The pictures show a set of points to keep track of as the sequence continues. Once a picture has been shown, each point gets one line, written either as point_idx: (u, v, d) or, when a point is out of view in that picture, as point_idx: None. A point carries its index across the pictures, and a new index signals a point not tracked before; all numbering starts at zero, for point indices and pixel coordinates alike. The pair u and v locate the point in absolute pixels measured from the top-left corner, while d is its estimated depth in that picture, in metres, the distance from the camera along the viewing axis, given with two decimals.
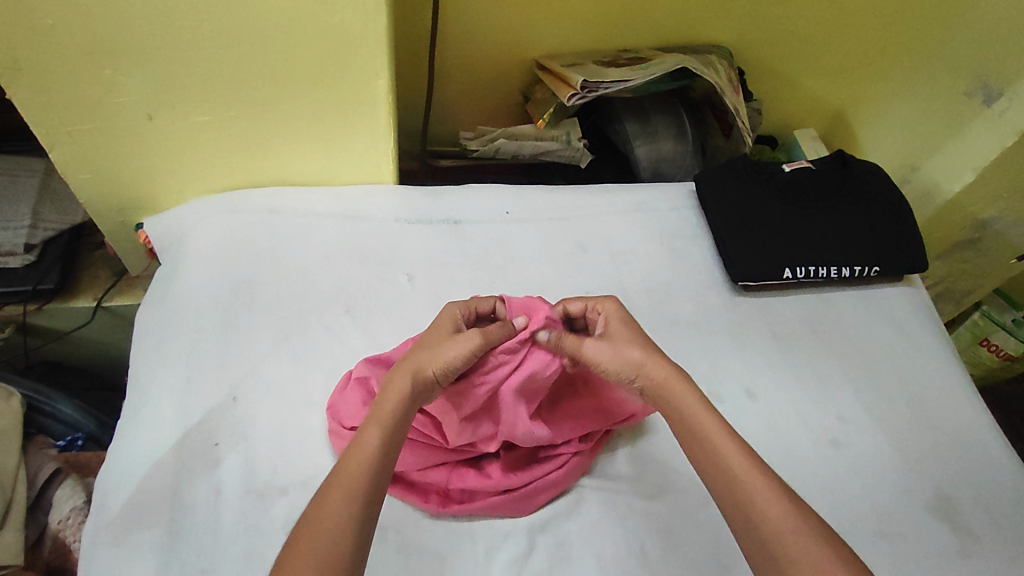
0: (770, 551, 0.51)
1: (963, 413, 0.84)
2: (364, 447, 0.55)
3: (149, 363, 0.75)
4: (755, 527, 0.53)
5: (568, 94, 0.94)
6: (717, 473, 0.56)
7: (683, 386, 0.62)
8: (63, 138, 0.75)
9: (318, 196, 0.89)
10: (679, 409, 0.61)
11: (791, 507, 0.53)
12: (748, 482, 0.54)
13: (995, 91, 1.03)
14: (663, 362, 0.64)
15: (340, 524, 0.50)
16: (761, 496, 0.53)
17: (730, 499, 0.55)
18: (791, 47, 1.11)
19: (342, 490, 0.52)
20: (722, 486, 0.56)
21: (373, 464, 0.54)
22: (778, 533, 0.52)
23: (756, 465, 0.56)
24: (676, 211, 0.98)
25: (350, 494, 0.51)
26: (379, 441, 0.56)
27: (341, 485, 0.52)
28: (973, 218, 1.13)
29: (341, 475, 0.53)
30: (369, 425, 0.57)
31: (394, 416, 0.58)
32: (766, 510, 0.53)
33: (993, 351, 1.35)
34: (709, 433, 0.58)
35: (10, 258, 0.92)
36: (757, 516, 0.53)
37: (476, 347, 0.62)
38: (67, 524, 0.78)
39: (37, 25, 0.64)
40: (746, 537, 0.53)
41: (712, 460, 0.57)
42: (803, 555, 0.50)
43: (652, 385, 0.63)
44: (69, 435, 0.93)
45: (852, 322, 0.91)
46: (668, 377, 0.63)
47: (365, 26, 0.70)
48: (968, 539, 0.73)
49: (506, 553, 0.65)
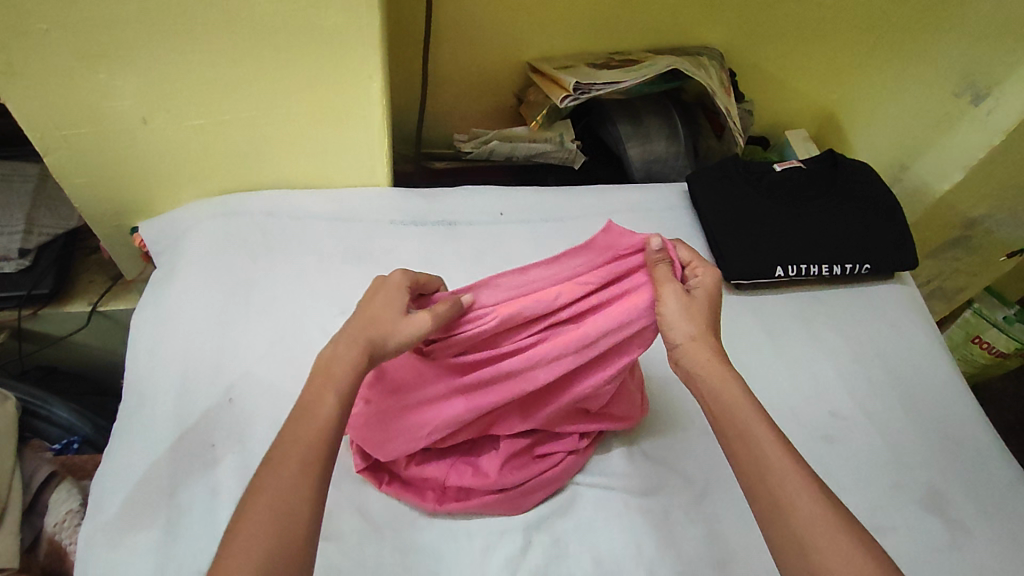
0: (796, 540, 0.47)
1: (955, 409, 0.84)
2: (320, 412, 0.51)
3: (144, 366, 0.74)
4: (785, 518, 0.48)
5: (562, 96, 0.95)
6: (748, 458, 0.52)
7: (726, 372, 0.57)
8: (57, 142, 0.76)
9: (312, 198, 0.89)
10: (716, 391, 0.56)
11: (821, 496, 0.49)
12: (778, 467, 0.50)
13: (983, 89, 1.04)
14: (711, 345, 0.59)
15: (291, 498, 0.46)
16: (794, 483, 0.49)
17: (757, 486, 0.51)
18: (782, 48, 1.13)
19: (297, 463, 0.48)
20: (752, 472, 0.51)
21: (331, 437, 0.50)
22: (808, 525, 0.47)
23: (789, 453, 0.51)
24: (669, 211, 0.99)
25: (305, 466, 0.48)
26: (338, 411, 0.51)
27: (296, 456, 0.48)
28: (963, 217, 1.14)
29: (298, 444, 0.49)
30: (325, 390, 0.52)
31: (352, 380, 0.53)
32: (797, 498, 0.49)
33: (985, 348, 1.36)
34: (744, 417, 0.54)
35: (5, 263, 0.92)
36: (787, 506, 0.48)
37: (428, 325, 0.57)
38: (62, 527, 0.77)
39: (31, 29, 0.64)
40: (772, 527, 0.49)
41: (745, 444, 0.52)
42: (835, 550, 0.46)
43: (689, 363, 0.58)
44: (65, 439, 0.93)
45: (844, 320, 0.92)
46: (710, 360, 0.58)
47: (358, 28, 0.71)
48: (960, 533, 0.74)
49: (502, 550, 0.65)
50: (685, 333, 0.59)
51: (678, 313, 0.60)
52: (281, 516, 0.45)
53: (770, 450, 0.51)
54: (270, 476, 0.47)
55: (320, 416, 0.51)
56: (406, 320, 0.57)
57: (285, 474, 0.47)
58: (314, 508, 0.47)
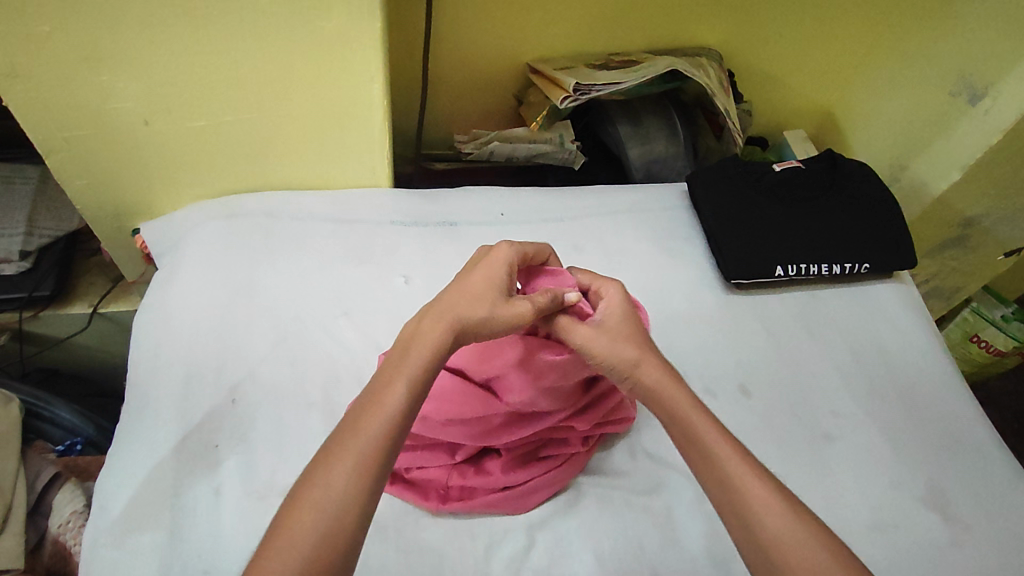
0: (767, 557, 0.49)
1: (954, 407, 0.85)
2: (385, 404, 0.52)
3: (147, 367, 0.74)
4: (751, 531, 0.50)
5: (562, 96, 0.95)
6: (716, 478, 0.53)
7: (679, 391, 0.59)
8: (59, 145, 0.76)
9: (314, 199, 0.89)
10: (673, 409, 0.58)
11: (788, 507, 0.51)
12: (747, 486, 0.52)
13: (980, 89, 1.04)
14: (660, 367, 0.61)
15: (345, 493, 0.47)
16: (763, 499, 0.51)
17: (723, 508, 0.53)
18: (780, 49, 1.13)
19: (353, 458, 0.49)
20: (718, 487, 0.53)
21: (393, 425, 0.51)
22: (777, 544, 0.49)
23: (758, 471, 0.53)
24: (669, 211, 0.99)
25: (363, 461, 0.49)
26: (404, 398, 0.52)
27: (354, 450, 0.49)
28: (960, 216, 1.15)
29: (358, 438, 0.50)
30: (394, 379, 0.53)
31: (423, 365, 0.55)
32: (764, 518, 0.50)
33: (983, 347, 1.37)
34: (710, 436, 0.55)
35: (6, 266, 0.93)
36: (754, 519, 0.50)
37: (524, 318, 0.60)
38: (67, 528, 0.78)
39: (34, 32, 0.64)
40: (742, 538, 0.51)
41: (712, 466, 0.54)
42: (801, 560, 0.48)
43: (644, 388, 0.60)
44: (68, 440, 0.93)
45: (843, 318, 0.92)
46: (661, 381, 0.60)
47: (359, 30, 0.71)
48: (960, 530, 0.74)
49: (505, 550, 0.66)
50: (620, 363, 0.61)
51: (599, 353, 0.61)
52: (333, 511, 0.46)
53: (736, 469, 0.53)
54: (324, 470, 0.48)
55: (386, 403, 0.52)
56: (503, 304, 0.60)
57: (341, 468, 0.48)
58: (365, 505, 0.48)
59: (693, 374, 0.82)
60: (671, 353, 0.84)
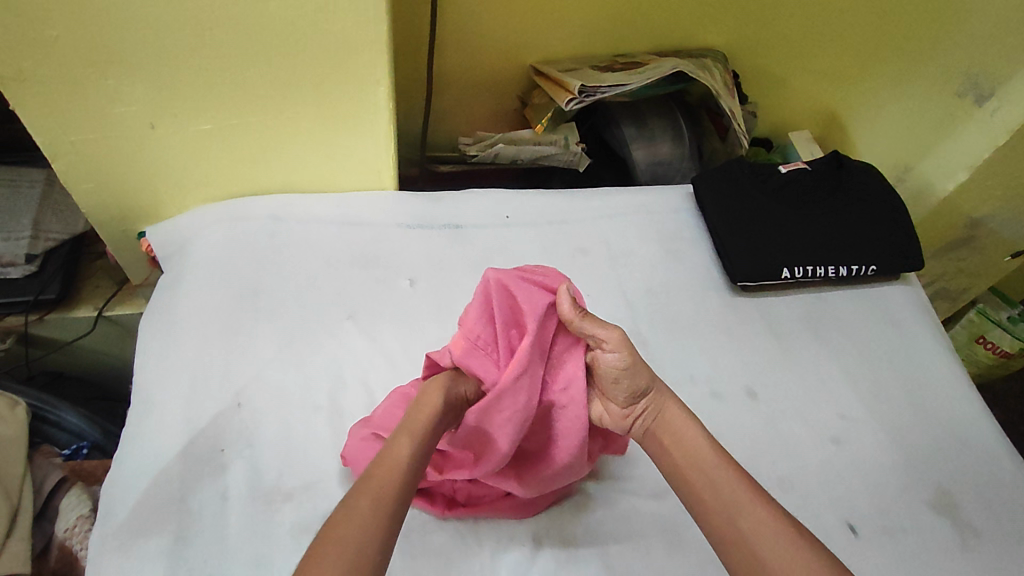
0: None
1: (962, 411, 0.84)
2: (395, 457, 0.53)
3: (152, 372, 0.74)
4: (753, 558, 0.52)
5: (567, 98, 0.95)
6: (716, 502, 0.55)
7: (693, 427, 0.61)
8: (66, 148, 0.76)
9: (318, 202, 0.89)
10: (687, 445, 0.60)
11: (796, 536, 0.52)
12: (747, 511, 0.54)
13: (986, 89, 1.04)
14: (677, 408, 0.63)
15: (363, 533, 0.47)
16: (762, 523, 0.53)
17: (723, 531, 0.54)
18: (785, 50, 1.13)
19: (370, 500, 0.49)
20: (717, 514, 0.55)
21: (404, 476, 0.52)
22: (777, 565, 0.50)
23: (755, 493, 0.55)
24: (675, 213, 0.99)
25: (381, 503, 0.49)
26: (411, 453, 0.54)
27: (371, 495, 0.50)
28: (966, 217, 1.15)
29: (372, 484, 0.51)
30: (403, 434, 0.55)
31: (425, 432, 0.56)
32: (765, 542, 0.52)
33: (990, 348, 1.36)
34: (708, 459, 0.58)
35: (11, 268, 0.92)
36: (756, 546, 0.52)
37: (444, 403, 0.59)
38: (74, 533, 0.78)
39: (41, 36, 0.64)
40: (740, 562, 0.52)
41: (712, 489, 0.56)
42: None
43: (654, 425, 0.62)
44: (74, 444, 0.94)
45: (850, 320, 0.92)
46: (676, 416, 0.62)
47: (365, 33, 0.71)
48: (970, 535, 0.74)
49: (512, 555, 0.65)
50: (644, 381, 0.61)
51: (626, 367, 0.61)
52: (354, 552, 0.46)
53: (734, 494, 0.55)
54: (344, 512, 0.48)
55: (397, 456, 0.54)
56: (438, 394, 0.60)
57: (358, 507, 0.49)
58: (384, 545, 0.47)
59: (700, 377, 0.82)
60: (678, 357, 0.83)
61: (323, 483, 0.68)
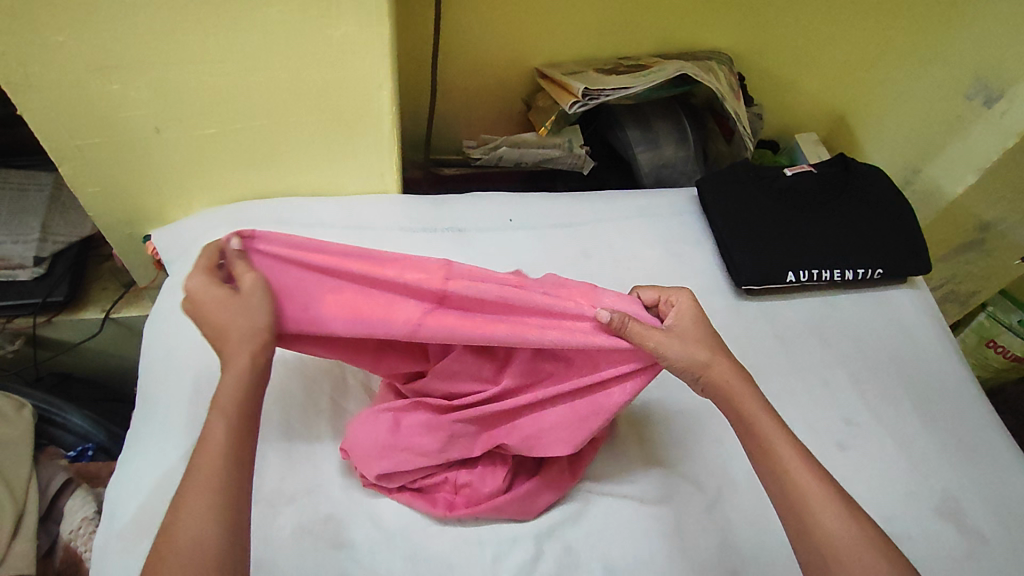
0: (821, 548, 0.53)
1: (970, 415, 0.84)
2: (209, 444, 0.51)
3: (158, 374, 0.75)
4: (809, 533, 0.54)
5: (569, 102, 0.95)
6: (775, 476, 0.57)
7: (762, 410, 0.60)
8: (72, 153, 0.77)
9: (321, 205, 0.89)
10: (741, 410, 0.60)
11: (848, 514, 0.54)
12: (804, 483, 0.55)
13: (995, 91, 1.04)
14: (745, 391, 0.61)
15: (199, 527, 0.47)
16: (820, 498, 0.54)
17: (782, 500, 0.56)
18: (792, 52, 1.12)
19: (205, 494, 0.48)
20: (776, 486, 0.56)
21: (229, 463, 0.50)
22: (833, 538, 0.53)
23: (814, 470, 0.56)
24: (679, 217, 0.98)
25: (215, 494, 0.48)
26: (224, 434, 0.51)
27: (206, 489, 0.48)
28: (976, 219, 1.13)
29: (196, 477, 0.49)
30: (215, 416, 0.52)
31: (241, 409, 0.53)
32: (821, 517, 0.54)
33: (1000, 352, 1.35)
34: (770, 434, 0.58)
35: (20, 271, 0.94)
36: (812, 520, 0.54)
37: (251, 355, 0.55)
38: (79, 534, 0.78)
39: (48, 42, 0.65)
40: (797, 536, 0.54)
41: (770, 461, 0.57)
42: (856, 559, 0.52)
43: (714, 387, 0.61)
44: (80, 446, 0.95)
45: (856, 325, 0.91)
46: (733, 385, 0.61)
47: (368, 38, 0.72)
48: (976, 541, 0.73)
49: (514, 559, 0.65)
50: (698, 358, 0.61)
51: (676, 352, 0.60)
52: (211, 554, 0.46)
53: (799, 468, 0.56)
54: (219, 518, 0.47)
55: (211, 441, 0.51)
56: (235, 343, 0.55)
57: (199, 509, 0.48)
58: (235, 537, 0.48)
59: None
60: None
61: (325, 486, 0.68)
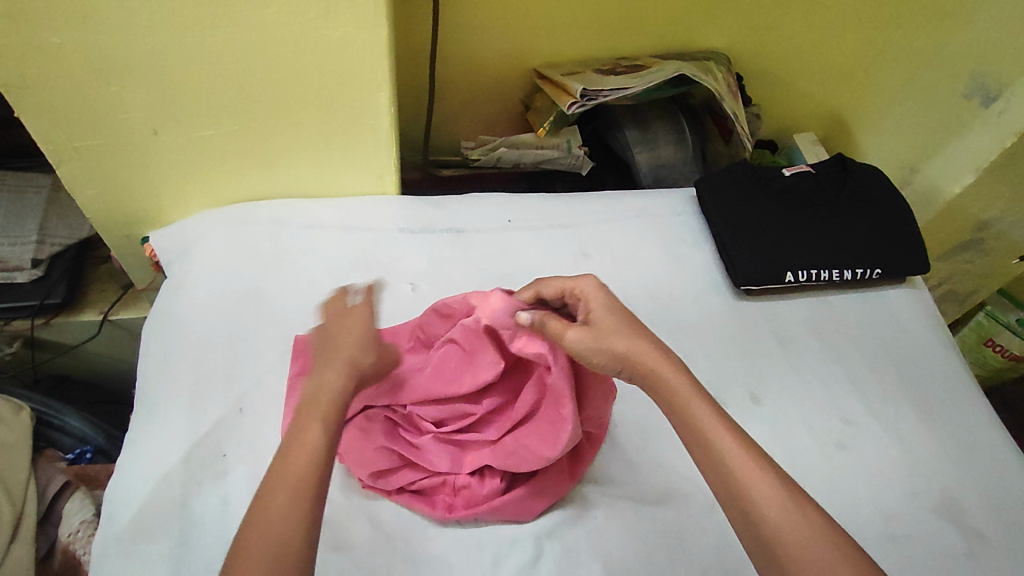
0: (761, 536, 0.49)
1: (969, 415, 0.84)
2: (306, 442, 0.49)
3: (156, 377, 0.75)
4: (752, 525, 0.49)
5: (568, 102, 0.95)
6: (708, 463, 0.53)
7: (693, 396, 0.56)
8: (69, 154, 0.76)
9: (319, 206, 0.89)
10: (672, 399, 0.56)
11: (789, 500, 0.49)
12: (738, 465, 0.51)
13: (992, 90, 1.03)
14: (675, 372, 0.57)
15: (286, 528, 0.45)
16: (757, 483, 0.50)
17: (722, 487, 0.51)
18: (790, 52, 1.12)
19: (288, 491, 0.47)
20: (716, 477, 0.52)
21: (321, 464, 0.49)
22: (775, 526, 0.48)
23: (748, 452, 0.52)
24: (679, 218, 0.98)
25: (298, 492, 0.47)
26: (325, 438, 0.50)
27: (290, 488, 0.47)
28: (975, 219, 1.13)
29: (287, 476, 0.47)
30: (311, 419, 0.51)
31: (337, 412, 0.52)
32: (759, 506, 0.49)
33: (998, 351, 1.35)
34: (704, 424, 0.54)
35: (17, 274, 0.93)
36: (754, 511, 0.49)
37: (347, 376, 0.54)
38: (77, 537, 0.78)
39: (45, 43, 0.65)
40: (741, 528, 0.50)
41: (706, 452, 0.53)
42: (802, 550, 0.47)
43: (642, 373, 0.58)
44: (78, 448, 0.94)
45: (855, 325, 0.91)
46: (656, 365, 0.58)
47: (365, 38, 0.72)
48: (976, 540, 0.73)
49: (514, 560, 0.65)
50: (615, 349, 0.59)
51: (588, 346, 0.60)
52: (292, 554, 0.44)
53: (735, 453, 0.52)
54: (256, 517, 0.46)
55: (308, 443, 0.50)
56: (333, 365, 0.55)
57: (279, 508, 0.46)
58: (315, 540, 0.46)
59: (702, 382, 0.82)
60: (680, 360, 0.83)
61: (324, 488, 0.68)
